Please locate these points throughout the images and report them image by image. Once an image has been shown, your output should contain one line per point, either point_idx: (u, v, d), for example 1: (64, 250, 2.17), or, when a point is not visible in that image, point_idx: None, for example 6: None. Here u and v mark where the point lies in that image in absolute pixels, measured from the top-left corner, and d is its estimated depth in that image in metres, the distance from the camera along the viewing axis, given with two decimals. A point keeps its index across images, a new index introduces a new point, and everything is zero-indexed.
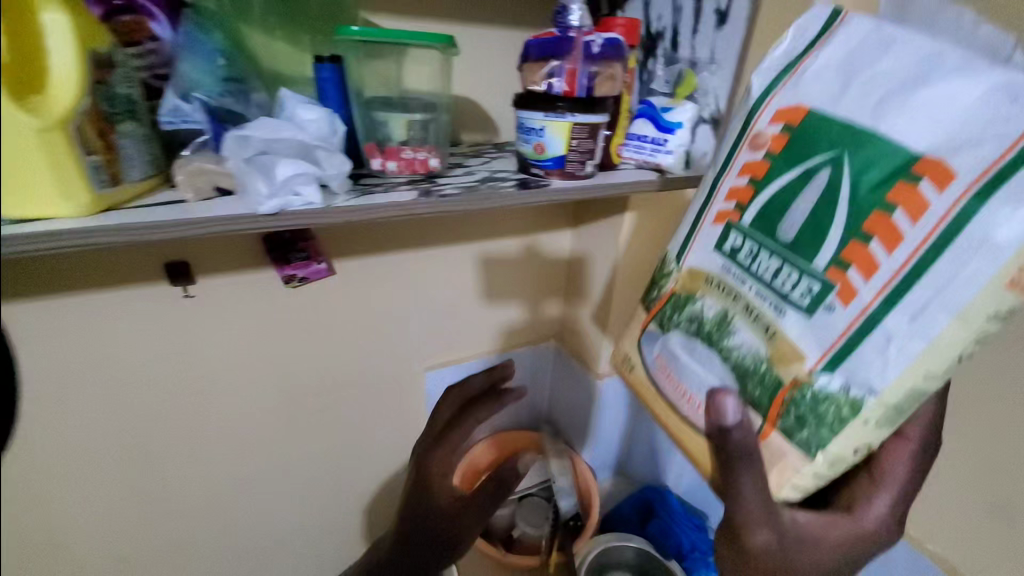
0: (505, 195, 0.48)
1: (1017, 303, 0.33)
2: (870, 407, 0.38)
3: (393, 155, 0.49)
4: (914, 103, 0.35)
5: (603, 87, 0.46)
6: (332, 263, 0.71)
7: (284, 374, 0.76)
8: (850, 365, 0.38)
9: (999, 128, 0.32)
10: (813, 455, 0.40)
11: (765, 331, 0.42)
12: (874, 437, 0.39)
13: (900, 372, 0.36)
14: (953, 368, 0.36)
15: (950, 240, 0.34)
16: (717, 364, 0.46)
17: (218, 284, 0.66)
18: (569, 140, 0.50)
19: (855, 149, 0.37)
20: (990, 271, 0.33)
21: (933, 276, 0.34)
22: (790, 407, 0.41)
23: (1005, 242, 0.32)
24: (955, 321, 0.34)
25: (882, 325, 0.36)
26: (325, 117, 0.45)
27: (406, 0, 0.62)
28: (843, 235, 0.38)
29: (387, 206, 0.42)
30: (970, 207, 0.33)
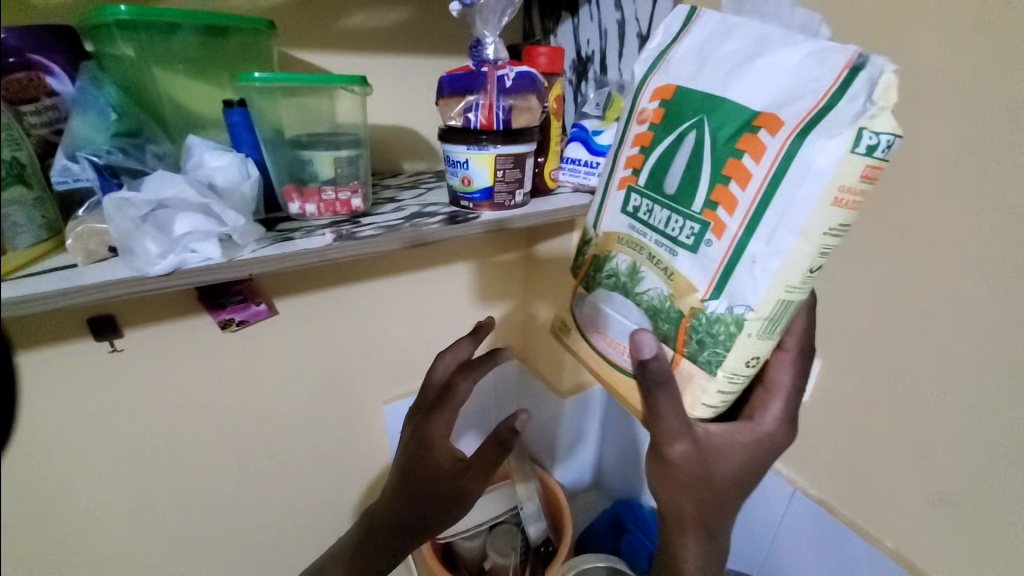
0: (428, 231, 0.47)
1: (844, 218, 0.35)
2: (751, 321, 0.38)
3: (313, 198, 0.48)
4: (747, 67, 0.37)
5: (521, 119, 0.47)
6: (274, 303, 0.70)
7: (231, 421, 0.73)
8: (731, 289, 0.38)
9: (811, 83, 0.34)
10: (715, 373, 0.40)
11: (664, 271, 0.41)
12: (760, 347, 0.39)
13: (766, 288, 0.36)
14: (807, 282, 0.37)
15: (787, 167, 0.34)
16: (635, 311, 0.44)
17: (148, 335, 0.63)
18: (494, 171, 0.49)
19: (710, 106, 0.38)
20: (819, 194, 0.34)
21: (778, 203, 0.35)
22: (692, 335, 0.40)
23: (826, 166, 0.33)
24: (800, 239, 0.35)
25: (746, 252, 0.36)
26: (234, 163, 0.44)
27: (334, 36, 0.61)
28: (708, 180, 0.38)
29: (299, 255, 0.41)
30: (795, 145, 0.34)
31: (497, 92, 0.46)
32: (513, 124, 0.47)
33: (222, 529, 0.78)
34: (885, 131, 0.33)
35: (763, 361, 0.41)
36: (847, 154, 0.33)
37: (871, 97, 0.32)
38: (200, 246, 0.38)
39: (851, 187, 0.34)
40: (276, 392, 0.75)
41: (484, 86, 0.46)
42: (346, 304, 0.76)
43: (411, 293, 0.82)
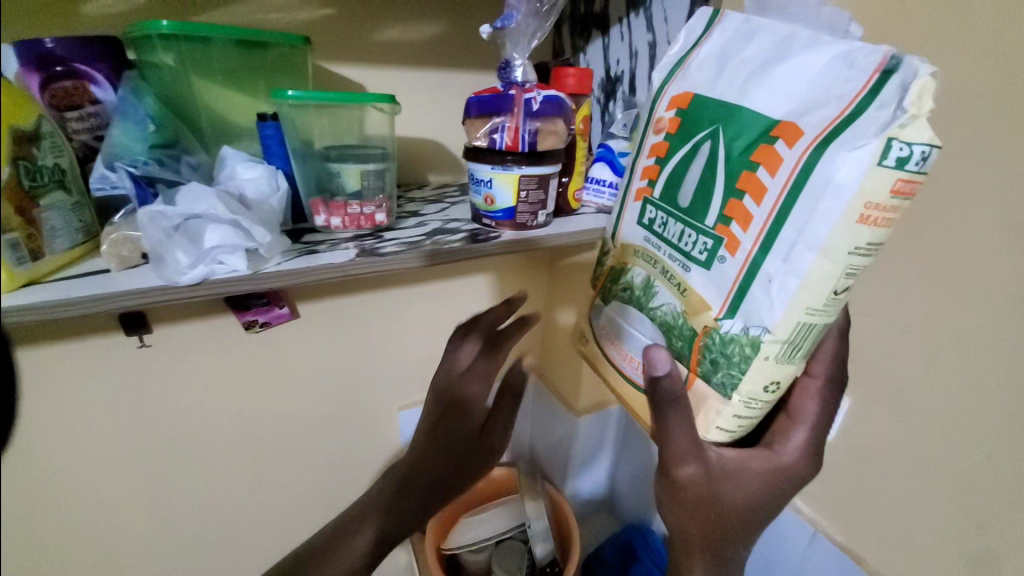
0: (449, 249, 0.47)
1: (873, 236, 0.32)
2: (767, 344, 0.36)
3: (338, 211, 0.49)
4: (770, 75, 0.35)
5: (548, 141, 0.47)
6: (296, 307, 0.71)
7: (249, 419, 0.75)
8: (745, 308, 0.36)
9: (840, 87, 0.32)
10: (728, 395, 0.38)
11: (678, 287, 0.41)
12: (780, 373, 0.37)
13: (784, 309, 0.34)
14: (832, 304, 0.35)
15: (804, 180, 0.33)
16: (648, 326, 0.44)
17: (176, 332, 0.65)
18: (517, 192, 0.49)
19: (728, 117, 0.37)
20: (839, 209, 0.32)
21: (795, 219, 0.33)
22: (705, 356, 0.39)
23: (848, 178, 0.31)
24: (820, 258, 0.33)
25: (761, 271, 0.35)
26: (265, 175, 0.45)
27: (367, 49, 0.62)
28: (722, 195, 0.37)
29: (321, 270, 0.41)
30: (813, 158, 0.32)
31: (524, 115, 0.45)
32: (539, 147, 0.46)
33: (237, 524, 0.80)
34: (920, 141, 0.30)
35: (785, 386, 0.38)
36: (873, 164, 0.31)
37: (901, 102, 0.30)
38: (228, 258, 0.39)
39: (879, 202, 0.31)
40: (293, 394, 0.76)
41: (511, 108, 0.45)
42: (366, 311, 0.77)
43: (430, 303, 0.82)
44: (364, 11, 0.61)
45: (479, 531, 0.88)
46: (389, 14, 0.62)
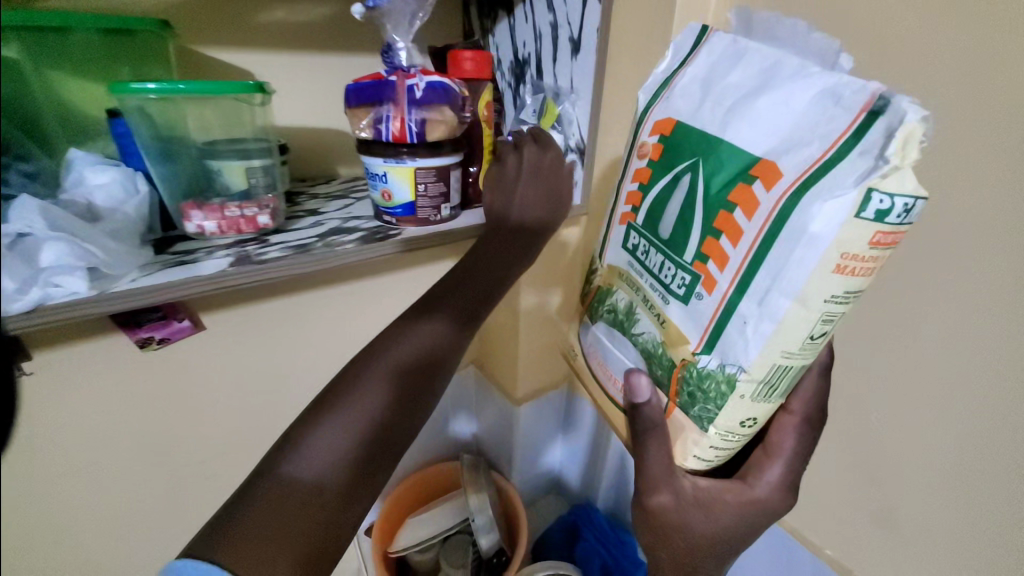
0: (344, 252, 0.43)
1: (853, 284, 0.31)
2: (743, 383, 0.35)
3: (212, 215, 0.44)
4: (750, 105, 0.34)
5: (437, 132, 0.44)
6: (200, 319, 0.65)
7: (161, 439, 0.69)
8: (722, 345, 0.36)
9: (821, 126, 0.31)
10: (706, 429, 0.39)
11: (657, 317, 0.41)
12: (758, 409, 0.37)
13: (760, 351, 0.34)
14: (810, 348, 0.34)
15: (781, 226, 0.31)
16: (631, 350, 0.44)
17: (59, 356, 0.58)
18: (415, 186, 0.46)
19: (708, 147, 0.36)
20: (815, 259, 0.31)
21: (770, 265, 0.32)
22: (688, 388, 0.39)
23: (824, 230, 0.30)
24: (796, 305, 0.32)
25: (736, 311, 0.34)
26: (118, 180, 0.40)
27: (254, 35, 0.57)
28: (700, 231, 0.36)
29: (184, 283, 0.36)
30: (789, 205, 0.31)
31: (408, 104, 0.42)
32: (428, 137, 0.43)
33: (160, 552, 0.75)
34: (902, 193, 0.29)
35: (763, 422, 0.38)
36: (849, 219, 0.29)
37: (884, 151, 0.28)
38: (65, 279, 0.34)
39: (859, 253, 0.30)
40: (208, 408, 0.72)
41: (393, 97, 0.42)
42: (282, 315, 0.73)
43: (354, 302, 0.79)
44: None
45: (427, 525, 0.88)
46: None
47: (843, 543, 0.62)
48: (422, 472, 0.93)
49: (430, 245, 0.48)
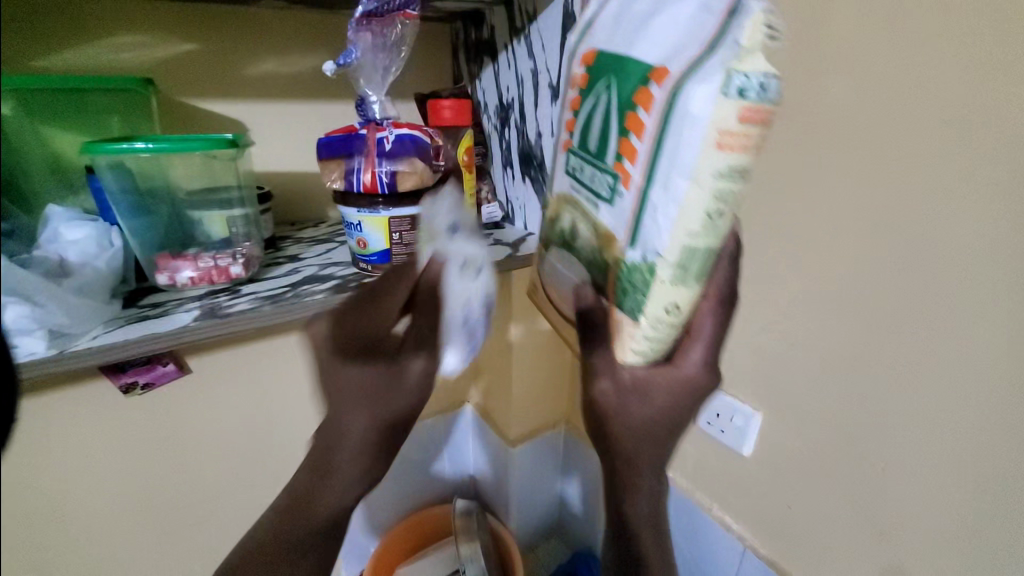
0: (312, 302, 0.42)
1: (745, 162, 0.28)
2: (663, 268, 0.30)
3: (184, 267, 0.44)
4: (646, 14, 0.31)
5: (410, 182, 0.43)
6: (186, 362, 0.65)
7: (145, 487, 0.67)
8: (641, 238, 0.30)
9: (710, 24, 0.28)
10: (639, 321, 0.32)
11: (585, 228, 0.35)
12: (677, 296, 0.31)
13: (668, 237, 0.29)
14: (712, 230, 0.29)
15: (669, 116, 0.28)
16: (571, 266, 0.38)
17: (43, 404, 0.57)
18: (389, 234, 0.45)
19: (612, 60, 0.31)
20: (699, 136, 0.27)
21: (667, 151, 0.28)
22: (616, 280, 0.33)
23: (703, 110, 0.27)
24: (694, 185, 0.28)
25: (648, 202, 0.30)
26: (91, 236, 0.40)
27: (245, 86, 0.59)
28: (616, 138, 0.31)
29: (146, 341, 0.37)
30: (674, 98, 0.27)
31: (378, 156, 0.43)
32: (400, 187, 0.43)
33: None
34: (758, 71, 0.27)
35: (697, 301, 0.32)
36: (727, 96, 0.26)
37: (737, 39, 0.27)
38: (25, 341, 0.34)
39: (732, 133, 0.27)
40: (194, 455, 0.70)
41: (364, 149, 0.43)
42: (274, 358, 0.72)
43: None
44: (234, 43, 0.57)
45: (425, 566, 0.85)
46: (263, 46, 0.59)
47: None
48: (420, 514, 0.91)
49: None
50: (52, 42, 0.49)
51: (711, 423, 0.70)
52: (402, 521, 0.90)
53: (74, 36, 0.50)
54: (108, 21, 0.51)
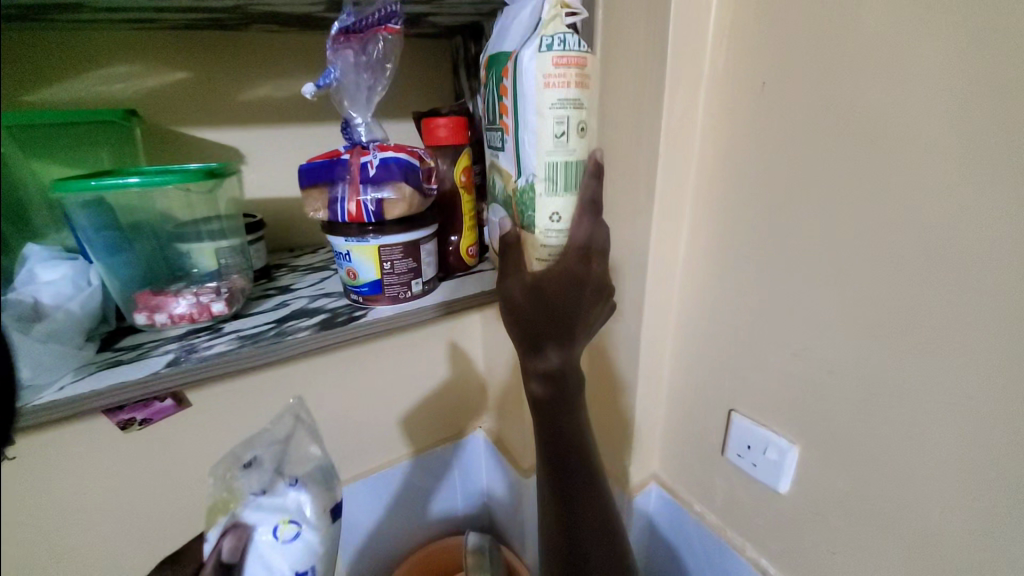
0: (295, 342, 0.39)
1: (569, 96, 0.45)
2: (538, 183, 0.48)
3: (164, 306, 0.41)
4: (504, 24, 0.49)
5: (398, 209, 0.40)
6: (185, 397, 0.62)
7: (143, 526, 0.65)
8: (526, 162, 0.47)
9: (533, 13, 0.46)
10: (535, 226, 0.49)
11: (500, 173, 0.52)
12: (558, 204, 0.48)
13: (537, 157, 0.47)
14: (564, 145, 0.46)
15: (518, 78, 0.45)
16: (498, 208, 0.54)
17: (39, 441, 0.55)
18: (380, 264, 0.42)
19: (493, 57, 0.49)
20: (535, 87, 0.45)
21: (523, 101, 0.45)
22: (518, 207, 0.50)
23: (532, 67, 0.44)
24: (540, 117, 0.45)
25: (524, 138, 0.47)
26: (67, 277, 0.38)
27: (242, 112, 0.57)
28: (500, 101, 0.49)
29: (112, 390, 0.34)
30: (517, 61, 0.45)
31: (363, 183, 0.40)
32: (387, 216, 0.40)
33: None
34: (560, 33, 0.44)
35: (570, 210, 0.49)
36: (544, 51, 0.44)
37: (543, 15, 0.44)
38: None
39: (553, 73, 0.44)
40: (195, 491, 0.67)
41: (347, 175, 0.40)
42: (276, 388, 0.70)
43: (352, 370, 0.75)
44: (229, 69, 0.56)
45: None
46: (257, 70, 0.57)
47: None
48: (430, 547, 0.87)
49: (401, 326, 0.44)
50: (39, 74, 0.48)
51: (741, 454, 0.64)
52: (412, 556, 0.85)
53: (61, 67, 0.49)
54: (94, 50, 0.50)
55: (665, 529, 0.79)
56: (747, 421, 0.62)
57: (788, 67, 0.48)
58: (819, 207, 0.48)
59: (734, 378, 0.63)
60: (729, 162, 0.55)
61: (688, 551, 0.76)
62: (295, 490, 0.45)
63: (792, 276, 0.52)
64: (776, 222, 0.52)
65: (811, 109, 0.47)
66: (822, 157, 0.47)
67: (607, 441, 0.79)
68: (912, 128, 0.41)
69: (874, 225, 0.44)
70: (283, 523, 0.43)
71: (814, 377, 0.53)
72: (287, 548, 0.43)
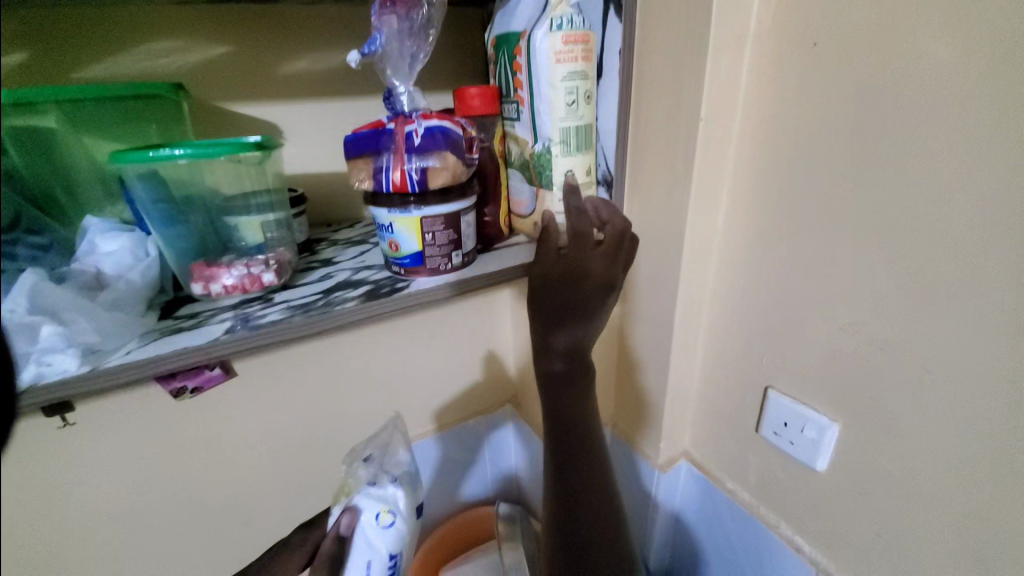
0: (343, 312, 0.40)
1: (581, 66, 0.44)
2: (553, 148, 0.46)
3: (217, 277, 0.43)
4: (511, 4, 0.48)
5: (441, 179, 0.40)
6: (232, 366, 0.65)
7: (196, 488, 0.69)
8: (539, 130, 0.46)
9: None
10: (552, 191, 0.48)
11: (513, 143, 0.50)
12: (573, 163, 0.47)
13: (551, 125, 0.45)
14: (576, 112, 0.45)
15: (529, 51, 0.44)
16: (516, 178, 0.51)
17: (100, 407, 0.59)
18: (422, 235, 0.42)
19: (501, 35, 0.48)
20: (545, 56, 0.43)
21: (536, 71, 0.44)
22: (535, 170, 0.49)
23: (541, 41, 0.43)
24: (552, 87, 0.44)
25: (538, 108, 0.45)
26: (128, 247, 0.40)
27: (277, 87, 0.58)
28: (511, 72, 0.48)
29: (177, 354, 0.35)
30: (526, 39, 0.44)
31: (407, 152, 0.40)
32: (430, 185, 0.40)
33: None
34: (565, 10, 0.43)
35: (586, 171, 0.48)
36: (554, 29, 0.42)
37: None
38: (57, 357, 0.33)
39: (561, 46, 0.43)
40: (242, 456, 0.70)
41: (392, 145, 0.40)
42: (316, 361, 0.72)
43: (387, 345, 0.76)
44: (263, 43, 0.56)
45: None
46: (293, 42, 0.57)
47: None
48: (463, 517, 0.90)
49: (444, 297, 0.44)
50: (85, 53, 0.49)
51: (777, 432, 0.63)
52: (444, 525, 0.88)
53: (106, 45, 0.50)
54: (136, 27, 0.51)
55: (697, 506, 0.79)
56: (786, 399, 0.61)
57: (843, 23, 0.45)
58: (876, 176, 0.46)
59: (772, 355, 0.61)
60: (775, 130, 0.53)
61: (720, 528, 0.75)
62: (395, 487, 0.55)
63: (841, 249, 0.50)
64: (825, 191, 0.50)
65: (867, 70, 0.44)
66: (881, 121, 0.44)
67: (637, 418, 0.79)
68: (981, 87, 0.38)
69: (938, 193, 0.42)
70: (384, 512, 0.53)
71: (862, 354, 0.52)
72: (384, 533, 0.53)
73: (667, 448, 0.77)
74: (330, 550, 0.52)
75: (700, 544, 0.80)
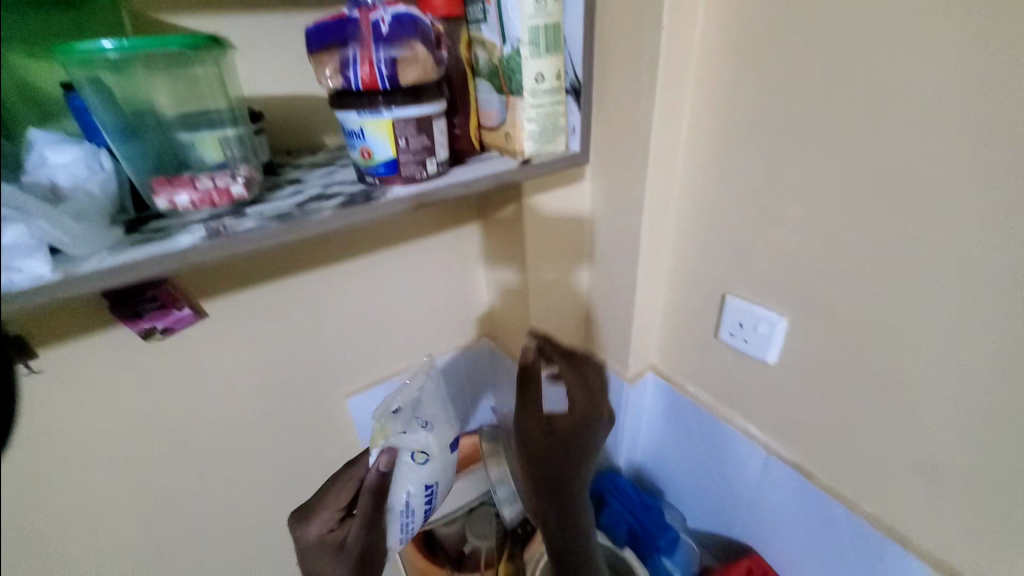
0: (322, 219, 0.40)
1: None
2: (523, 47, 0.46)
3: (181, 188, 0.41)
4: None
5: (411, 74, 0.40)
6: (200, 306, 0.64)
7: (178, 429, 0.68)
8: (508, 29, 0.46)
9: None
10: (522, 95, 0.48)
11: (481, 48, 0.49)
12: (542, 66, 0.48)
13: (520, 24, 0.45)
14: (543, 10, 0.46)
15: None
16: (484, 87, 0.51)
17: (68, 348, 0.57)
18: (394, 140, 0.42)
19: None
20: None
21: None
22: (504, 75, 0.48)
23: None
24: None
25: (506, 5, 0.45)
26: (81, 157, 0.38)
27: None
28: None
29: (153, 258, 0.35)
30: None
31: (375, 42, 0.39)
32: (401, 80, 0.40)
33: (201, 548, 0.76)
34: None
35: (554, 76, 0.49)
36: None
37: None
38: (25, 262, 0.32)
39: None
40: (223, 396, 0.70)
41: (359, 37, 0.39)
42: (291, 297, 0.71)
43: (361, 280, 0.76)
44: None
45: (453, 514, 0.87)
46: None
47: (894, 490, 0.58)
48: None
49: (421, 204, 0.44)
50: None
51: (733, 333, 0.69)
52: None
53: None
54: None
55: (662, 412, 0.86)
56: (742, 302, 0.66)
57: None
58: (827, 76, 0.49)
59: (730, 262, 0.66)
60: (737, 34, 0.55)
61: (684, 429, 0.83)
62: (428, 433, 0.62)
63: (795, 149, 0.54)
64: (782, 92, 0.53)
65: None
66: (835, 19, 0.47)
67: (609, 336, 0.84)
68: None
69: (883, 82, 0.46)
70: (419, 453, 0.61)
71: (810, 250, 0.57)
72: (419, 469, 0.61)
73: (636, 362, 0.83)
74: (373, 483, 0.57)
75: (665, 447, 0.88)
